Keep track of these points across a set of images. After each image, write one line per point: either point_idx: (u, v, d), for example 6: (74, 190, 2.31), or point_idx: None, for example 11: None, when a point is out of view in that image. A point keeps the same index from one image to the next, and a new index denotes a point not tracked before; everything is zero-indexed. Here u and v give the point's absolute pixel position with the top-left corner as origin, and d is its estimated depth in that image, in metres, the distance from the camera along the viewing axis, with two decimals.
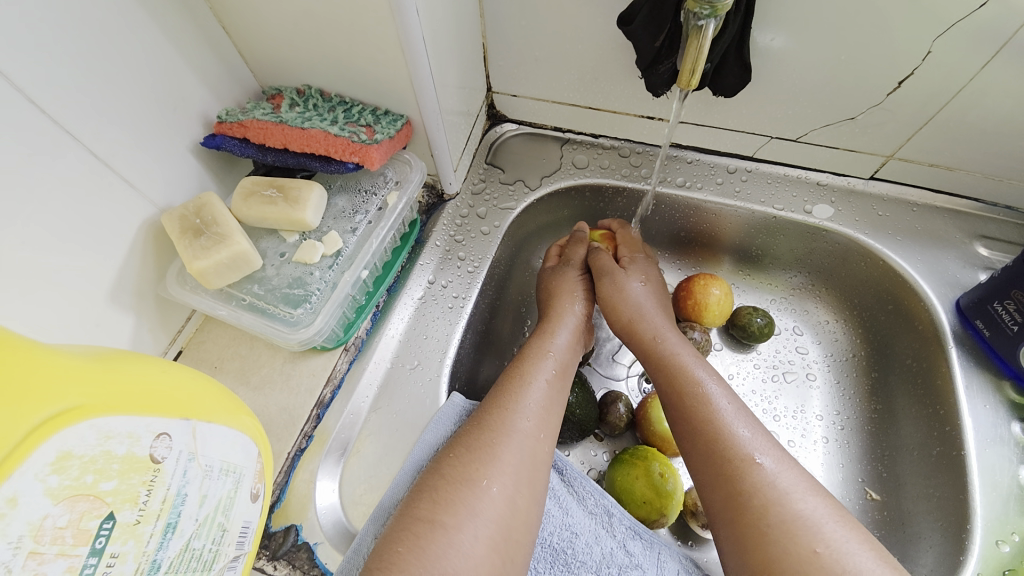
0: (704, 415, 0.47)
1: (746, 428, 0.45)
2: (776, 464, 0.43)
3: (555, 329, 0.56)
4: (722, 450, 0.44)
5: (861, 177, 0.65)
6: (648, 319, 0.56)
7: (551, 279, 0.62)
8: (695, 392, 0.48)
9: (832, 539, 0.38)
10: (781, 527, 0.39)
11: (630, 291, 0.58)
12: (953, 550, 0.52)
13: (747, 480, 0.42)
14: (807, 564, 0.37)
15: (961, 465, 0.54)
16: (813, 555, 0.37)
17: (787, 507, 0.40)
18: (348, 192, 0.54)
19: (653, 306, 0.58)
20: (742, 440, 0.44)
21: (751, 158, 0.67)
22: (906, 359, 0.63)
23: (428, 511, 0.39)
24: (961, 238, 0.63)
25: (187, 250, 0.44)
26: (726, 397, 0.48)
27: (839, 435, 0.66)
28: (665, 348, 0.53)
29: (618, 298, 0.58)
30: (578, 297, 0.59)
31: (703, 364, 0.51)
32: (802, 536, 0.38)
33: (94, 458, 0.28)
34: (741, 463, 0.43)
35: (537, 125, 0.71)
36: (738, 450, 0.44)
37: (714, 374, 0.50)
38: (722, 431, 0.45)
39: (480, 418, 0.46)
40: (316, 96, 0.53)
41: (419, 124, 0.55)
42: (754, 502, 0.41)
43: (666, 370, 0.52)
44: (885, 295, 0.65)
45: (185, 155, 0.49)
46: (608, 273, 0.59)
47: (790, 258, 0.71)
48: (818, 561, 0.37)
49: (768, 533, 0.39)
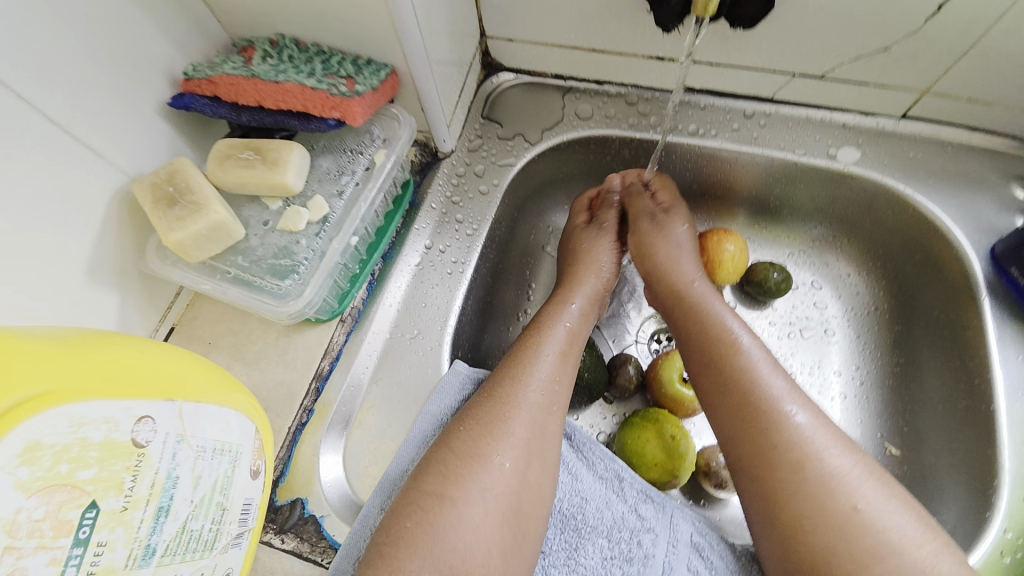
0: (733, 369, 0.44)
1: (781, 380, 0.43)
2: (811, 418, 0.40)
3: (572, 297, 0.53)
4: (751, 401, 0.42)
5: (892, 116, 0.60)
6: (680, 266, 0.54)
7: (578, 237, 0.60)
8: (727, 342, 0.45)
9: (870, 496, 0.37)
10: (817, 483, 0.37)
11: (673, 231, 0.57)
12: (979, 507, 0.50)
13: (781, 434, 0.40)
14: (845, 518, 0.36)
15: (990, 419, 0.52)
16: (854, 511, 0.36)
17: (824, 461, 0.38)
18: (333, 152, 0.49)
19: (689, 250, 0.57)
20: (776, 391, 0.42)
21: (771, 100, 0.61)
22: (933, 311, 0.60)
23: (437, 486, 0.37)
24: (997, 180, 0.58)
25: (161, 222, 0.41)
26: (757, 350, 0.45)
27: (858, 390, 0.63)
28: (694, 297, 0.51)
29: (658, 237, 0.57)
30: (601, 265, 0.57)
31: (734, 314, 0.49)
32: (839, 492, 0.37)
33: (68, 446, 0.27)
34: (776, 415, 0.40)
35: (536, 73, 0.66)
36: (773, 401, 0.41)
37: (746, 325, 0.48)
38: (755, 383, 0.42)
39: (491, 389, 0.43)
40: (291, 47, 0.48)
41: (405, 74, 0.50)
42: (788, 456, 0.39)
43: (696, 322, 0.49)
44: (912, 244, 0.61)
45: (153, 119, 0.46)
46: (649, 214, 0.58)
47: (811, 209, 0.67)
48: (856, 518, 0.36)
49: (802, 488, 0.38)
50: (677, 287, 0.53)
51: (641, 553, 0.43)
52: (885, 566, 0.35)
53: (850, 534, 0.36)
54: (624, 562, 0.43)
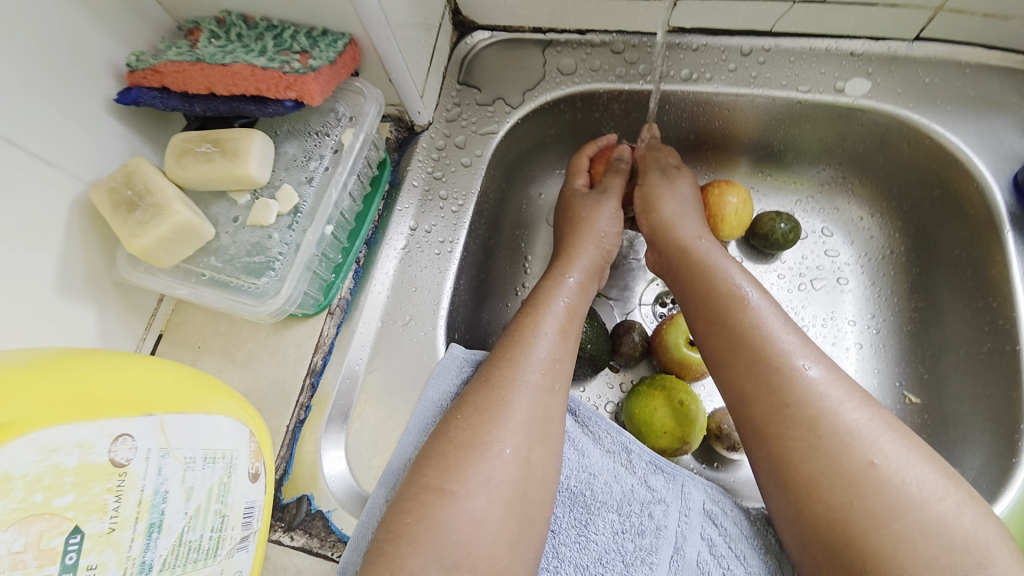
0: (741, 327, 0.41)
1: (793, 335, 0.40)
2: (825, 373, 0.38)
3: (570, 270, 0.51)
4: (761, 360, 0.39)
5: (903, 40, 0.54)
6: (685, 223, 0.51)
7: (578, 204, 0.56)
8: (734, 298, 0.43)
9: (888, 451, 0.34)
10: (833, 440, 0.35)
11: (681, 186, 0.54)
12: (1005, 452, 0.48)
13: (793, 391, 0.37)
14: (862, 476, 0.34)
15: (1016, 360, 0.49)
16: (870, 467, 0.34)
17: (839, 417, 0.36)
18: (298, 137, 0.46)
19: (695, 210, 0.53)
20: (787, 346, 0.39)
21: (769, 35, 0.56)
22: (952, 250, 0.56)
23: (436, 479, 0.35)
24: (1018, 102, 0.53)
25: (123, 228, 0.39)
26: (768, 307, 0.42)
27: (874, 339, 0.60)
28: (697, 253, 0.48)
29: (665, 189, 0.54)
30: (601, 236, 0.54)
31: (741, 268, 0.46)
32: (856, 448, 0.35)
33: (41, 475, 0.26)
34: (788, 372, 0.38)
35: (512, 28, 0.61)
36: (783, 357, 0.39)
37: (754, 280, 0.45)
38: (765, 339, 0.40)
39: (489, 373, 0.41)
40: (238, 24, 0.44)
41: (366, 43, 0.46)
42: (801, 413, 0.37)
43: (703, 279, 0.46)
44: (930, 180, 0.57)
45: (102, 118, 0.43)
46: (660, 168, 0.55)
47: (818, 150, 0.62)
48: (874, 474, 0.34)
49: (817, 446, 0.35)
50: (681, 243, 0.50)
51: (653, 525, 0.43)
52: (907, 520, 0.32)
53: (867, 492, 0.33)
54: (636, 536, 0.42)
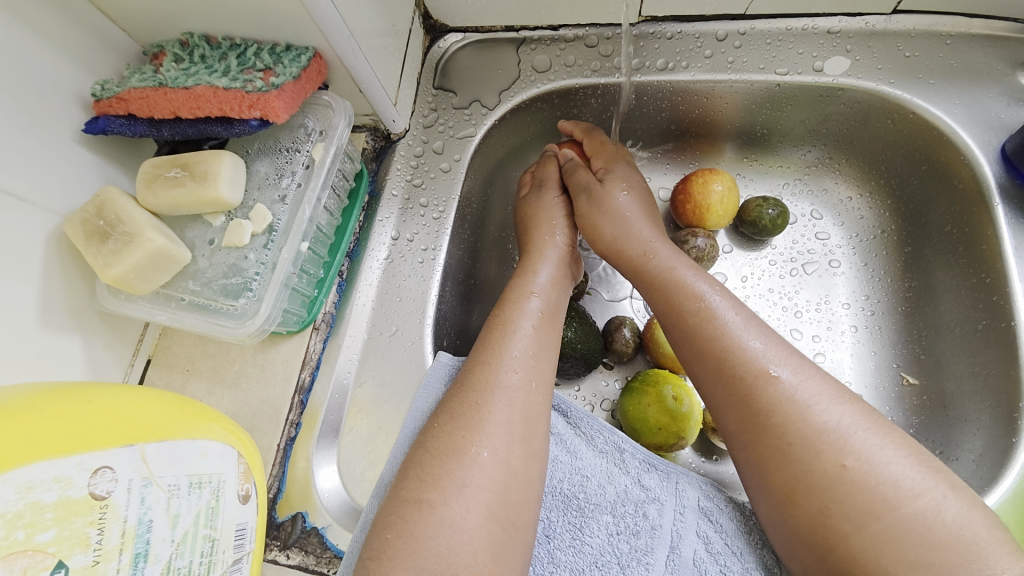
0: (705, 334, 0.41)
1: (758, 341, 0.39)
2: (793, 375, 0.37)
3: (538, 266, 0.50)
4: (730, 370, 0.39)
5: (882, 14, 0.53)
6: (632, 237, 0.50)
7: (525, 206, 0.57)
8: (695, 308, 0.42)
9: (861, 450, 0.34)
10: (804, 445, 0.35)
11: (614, 201, 0.53)
12: (1004, 432, 0.47)
13: (762, 399, 0.37)
14: (836, 479, 0.33)
15: (1011, 337, 0.48)
16: (842, 470, 0.33)
17: (809, 421, 0.35)
18: (270, 155, 0.47)
19: (638, 217, 0.52)
20: (753, 353, 0.38)
21: (744, 18, 0.55)
22: (944, 226, 0.55)
23: (414, 490, 0.35)
24: (1003, 70, 0.52)
25: (97, 258, 0.39)
26: (728, 309, 0.41)
27: (868, 321, 0.60)
28: (652, 271, 0.47)
29: (597, 213, 0.52)
30: (555, 226, 0.54)
31: (703, 275, 0.45)
32: (826, 452, 0.34)
33: (21, 512, 0.26)
34: (755, 379, 0.37)
35: (484, 29, 0.60)
36: (751, 364, 0.38)
37: (717, 285, 0.44)
38: (729, 347, 0.39)
39: (464, 378, 0.41)
40: (201, 44, 0.44)
41: (332, 56, 0.45)
42: (772, 420, 0.36)
43: (661, 294, 0.45)
44: (917, 155, 0.56)
45: (71, 148, 0.42)
46: (585, 190, 0.54)
47: (802, 132, 0.61)
48: (847, 478, 0.33)
49: (790, 452, 0.35)
50: (634, 260, 0.49)
51: (647, 525, 0.42)
52: (890, 518, 0.31)
53: (841, 494, 0.33)
54: (630, 536, 0.42)
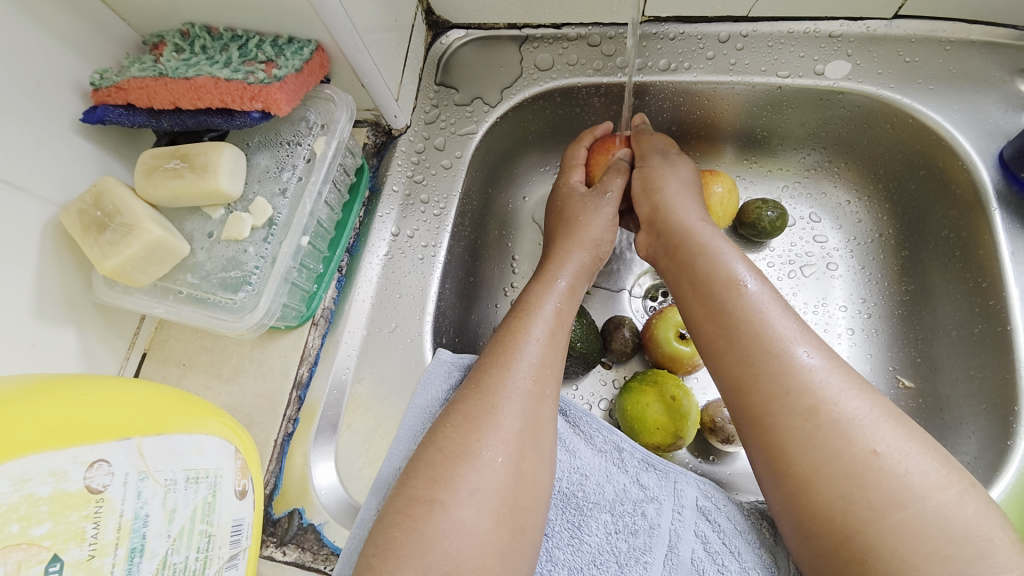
0: (733, 313, 0.41)
1: (791, 323, 0.40)
2: (825, 361, 0.37)
3: (560, 272, 0.50)
4: (756, 349, 0.39)
5: (882, 19, 0.54)
6: (682, 207, 0.50)
7: (575, 203, 0.55)
8: (726, 280, 0.43)
9: (890, 439, 0.34)
10: (834, 428, 0.35)
11: (676, 171, 0.53)
12: (1000, 434, 0.48)
13: (793, 378, 0.37)
14: (865, 463, 0.33)
15: (1007, 341, 0.48)
16: (873, 455, 0.33)
17: (840, 405, 0.35)
18: (270, 148, 0.46)
19: (692, 189, 0.52)
20: (782, 332, 0.39)
21: (747, 20, 0.55)
22: (941, 231, 0.55)
23: (427, 490, 0.35)
24: (1001, 77, 0.52)
25: (94, 249, 0.39)
26: (766, 296, 0.41)
27: (865, 324, 0.60)
28: (699, 237, 0.47)
29: (666, 171, 0.53)
30: (598, 241, 0.53)
31: (741, 255, 0.45)
32: (856, 437, 0.34)
33: (15, 506, 0.26)
34: (784, 356, 0.38)
35: (487, 26, 0.60)
36: (780, 344, 0.38)
37: (750, 262, 0.44)
38: (761, 325, 0.40)
39: (478, 379, 0.41)
40: (202, 35, 0.43)
41: (334, 50, 0.45)
42: (801, 402, 0.36)
43: (696, 263, 0.45)
44: (916, 159, 0.56)
45: (69, 138, 0.42)
46: (659, 151, 0.54)
47: (802, 135, 0.61)
48: (877, 463, 0.33)
49: (818, 435, 0.35)
50: (681, 225, 0.49)
51: (646, 524, 0.42)
52: (889, 520, 0.32)
53: (869, 479, 0.33)
54: (628, 535, 0.42)
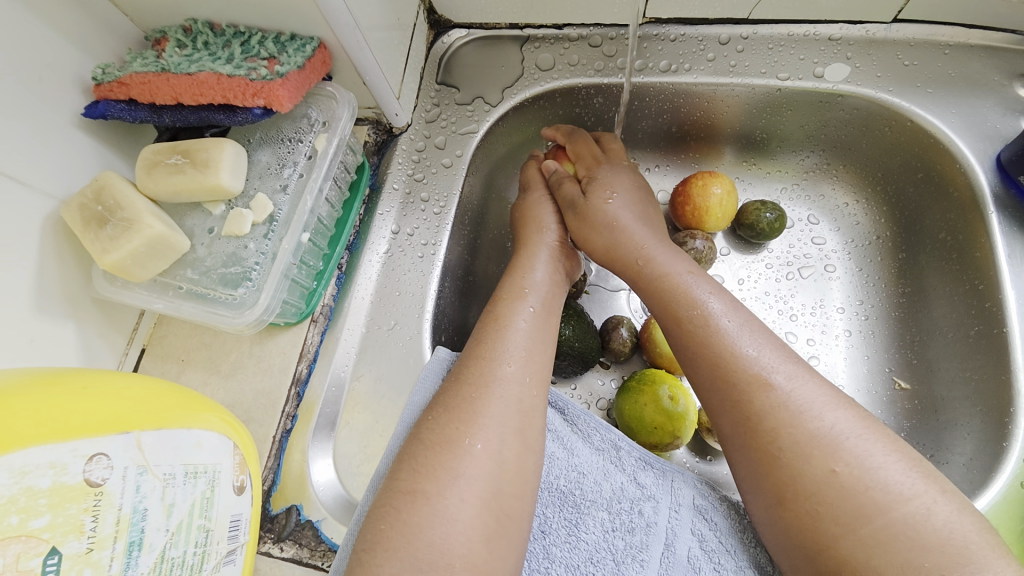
0: (699, 339, 0.41)
1: (753, 349, 0.39)
2: (789, 380, 0.37)
3: (528, 260, 0.51)
4: (725, 377, 0.39)
5: (883, 22, 0.54)
6: (626, 241, 0.50)
7: (516, 207, 0.58)
8: (693, 314, 0.42)
9: (852, 456, 0.34)
10: (794, 450, 0.35)
11: (600, 208, 0.52)
12: (994, 436, 0.48)
13: (755, 407, 0.37)
14: (824, 484, 0.34)
15: (1004, 344, 0.49)
16: (831, 475, 0.34)
17: (801, 427, 0.35)
18: (271, 144, 0.46)
19: (628, 221, 0.51)
20: (749, 359, 0.39)
21: (747, 22, 0.56)
22: (938, 234, 0.56)
23: (409, 481, 0.35)
24: (1000, 81, 0.53)
25: (94, 244, 0.39)
26: (726, 316, 0.41)
27: (862, 326, 0.60)
28: (655, 269, 0.47)
29: (587, 227, 0.52)
30: (545, 224, 0.54)
31: (700, 279, 0.45)
32: (815, 457, 0.34)
33: (14, 498, 0.26)
34: (751, 386, 0.38)
35: (489, 25, 0.60)
36: (748, 372, 0.38)
37: (715, 291, 0.44)
38: (726, 355, 0.39)
39: (458, 373, 0.41)
40: (205, 31, 0.43)
41: (336, 47, 0.45)
42: (765, 425, 0.36)
43: (659, 296, 0.45)
44: (913, 163, 0.57)
45: (70, 132, 0.42)
46: (571, 204, 0.54)
47: (801, 137, 0.62)
48: (835, 483, 0.33)
49: (780, 457, 0.35)
50: (629, 262, 0.49)
51: (642, 522, 0.43)
52: (879, 522, 0.32)
53: (829, 498, 0.33)
54: (626, 533, 0.42)
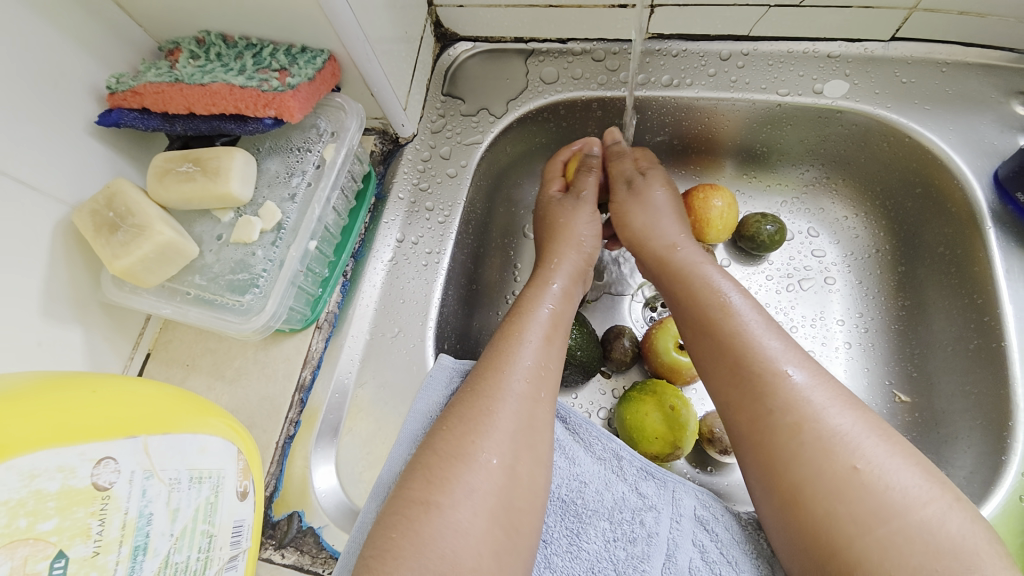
0: (722, 331, 0.42)
1: (776, 341, 0.40)
2: (809, 377, 0.38)
3: (554, 276, 0.51)
4: (745, 368, 0.40)
5: (880, 41, 0.55)
6: (660, 230, 0.53)
7: (555, 209, 0.57)
8: (716, 305, 0.43)
9: (872, 455, 0.34)
10: (815, 446, 0.35)
11: (651, 195, 0.55)
12: (994, 448, 0.48)
13: (779, 397, 0.37)
14: (847, 480, 0.34)
15: (1001, 357, 0.49)
16: (854, 472, 0.34)
17: (822, 422, 0.36)
18: (281, 153, 0.47)
19: (670, 213, 0.54)
20: (771, 352, 0.39)
21: (748, 39, 0.57)
22: (936, 248, 0.57)
23: (421, 492, 0.35)
24: (997, 98, 0.54)
25: (105, 250, 0.39)
26: (748, 309, 0.43)
27: (862, 338, 0.61)
28: (679, 262, 0.49)
29: (635, 205, 0.55)
30: (581, 241, 0.54)
31: (726, 275, 0.47)
32: (839, 454, 0.35)
33: (23, 500, 0.26)
34: (771, 376, 0.38)
35: (494, 39, 0.61)
36: (765, 363, 0.39)
37: (737, 283, 0.45)
38: (748, 345, 0.40)
39: (474, 384, 0.42)
40: (218, 43, 0.45)
41: (346, 59, 0.46)
42: (784, 419, 0.37)
43: (683, 286, 0.47)
44: (912, 178, 0.58)
45: (83, 140, 0.43)
46: (627, 179, 0.56)
47: (801, 151, 0.63)
48: (858, 480, 0.34)
49: (798, 452, 0.36)
50: (660, 253, 0.51)
51: (644, 532, 0.43)
52: (880, 532, 0.32)
53: (851, 496, 0.33)
54: (627, 543, 0.42)
